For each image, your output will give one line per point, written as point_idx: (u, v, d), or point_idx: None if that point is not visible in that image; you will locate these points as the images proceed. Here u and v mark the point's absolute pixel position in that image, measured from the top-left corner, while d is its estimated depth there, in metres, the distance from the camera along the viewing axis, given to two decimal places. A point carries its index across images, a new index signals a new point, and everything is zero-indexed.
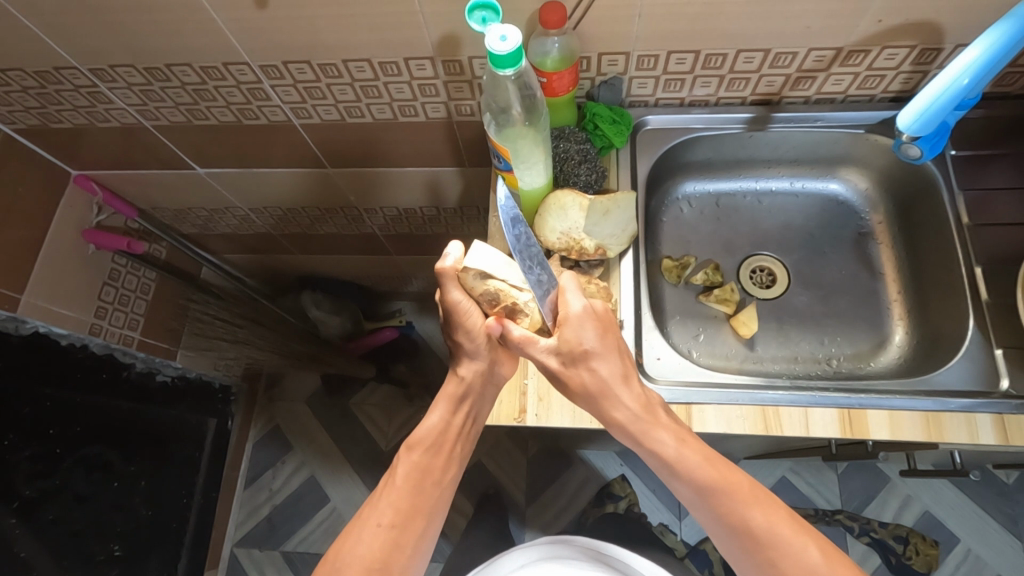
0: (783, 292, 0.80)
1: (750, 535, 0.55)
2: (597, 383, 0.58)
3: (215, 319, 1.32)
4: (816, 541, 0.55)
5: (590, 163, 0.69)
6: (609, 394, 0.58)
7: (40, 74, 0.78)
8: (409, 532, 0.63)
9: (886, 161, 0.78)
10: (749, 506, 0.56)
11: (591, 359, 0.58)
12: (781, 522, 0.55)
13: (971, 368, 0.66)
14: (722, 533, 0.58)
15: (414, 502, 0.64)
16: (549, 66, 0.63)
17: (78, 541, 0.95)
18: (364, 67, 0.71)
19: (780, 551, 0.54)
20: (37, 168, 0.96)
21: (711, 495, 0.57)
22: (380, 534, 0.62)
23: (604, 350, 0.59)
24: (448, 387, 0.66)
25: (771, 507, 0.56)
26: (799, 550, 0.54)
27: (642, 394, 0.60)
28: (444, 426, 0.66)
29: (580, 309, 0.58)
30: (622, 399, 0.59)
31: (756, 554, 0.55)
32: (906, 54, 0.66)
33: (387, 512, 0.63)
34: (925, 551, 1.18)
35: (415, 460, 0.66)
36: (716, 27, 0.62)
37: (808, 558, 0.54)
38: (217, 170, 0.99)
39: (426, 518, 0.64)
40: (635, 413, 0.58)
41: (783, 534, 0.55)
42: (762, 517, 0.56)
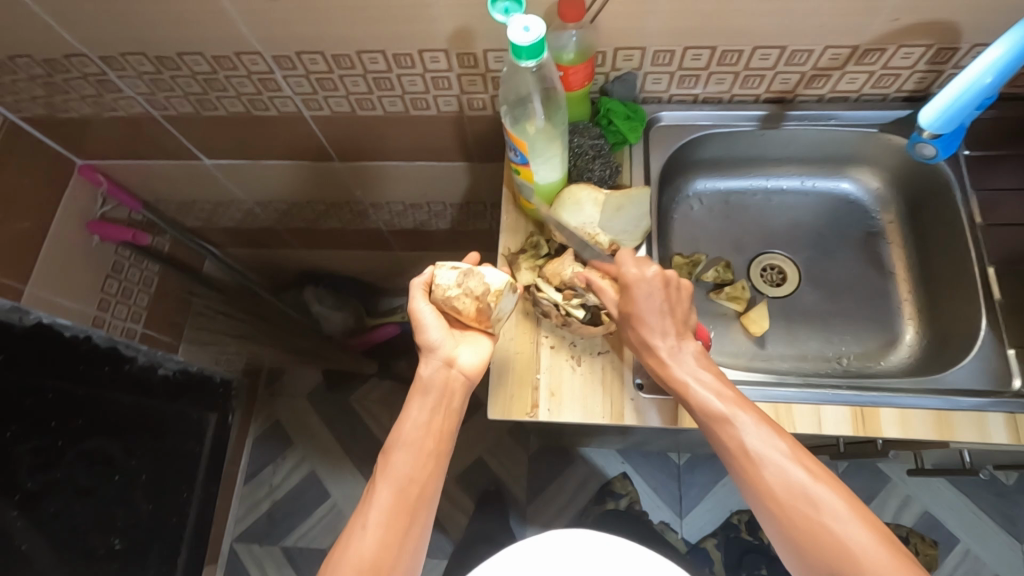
0: (793, 290, 0.80)
1: (747, 457, 0.55)
2: (641, 338, 0.60)
3: (217, 313, 1.36)
4: (811, 469, 0.54)
5: (604, 158, 0.68)
6: (648, 340, 0.60)
7: (48, 62, 0.77)
8: (397, 530, 0.57)
9: (897, 161, 0.78)
10: (754, 430, 0.55)
11: (643, 321, 0.59)
12: (779, 447, 0.55)
13: (982, 367, 0.66)
14: (720, 454, 0.57)
15: (399, 501, 0.58)
16: (567, 60, 0.62)
17: (79, 534, 0.94)
18: (377, 59, 0.71)
19: (772, 471, 0.54)
20: (42, 158, 0.95)
21: (714, 419, 0.56)
22: (368, 534, 0.56)
23: (660, 314, 0.59)
24: (416, 384, 0.63)
25: (773, 434, 0.55)
26: (791, 472, 0.54)
27: (682, 342, 0.60)
28: (421, 424, 0.61)
29: (646, 275, 0.59)
30: (656, 331, 0.59)
31: (748, 475, 0.55)
32: (922, 53, 0.66)
33: (372, 513, 0.57)
34: (923, 551, 1.16)
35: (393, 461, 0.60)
36: (733, 24, 0.62)
37: (798, 481, 0.53)
38: (224, 162, 0.98)
39: (413, 515, 0.58)
40: (664, 344, 0.59)
41: (779, 460, 0.54)
42: (759, 441, 0.55)
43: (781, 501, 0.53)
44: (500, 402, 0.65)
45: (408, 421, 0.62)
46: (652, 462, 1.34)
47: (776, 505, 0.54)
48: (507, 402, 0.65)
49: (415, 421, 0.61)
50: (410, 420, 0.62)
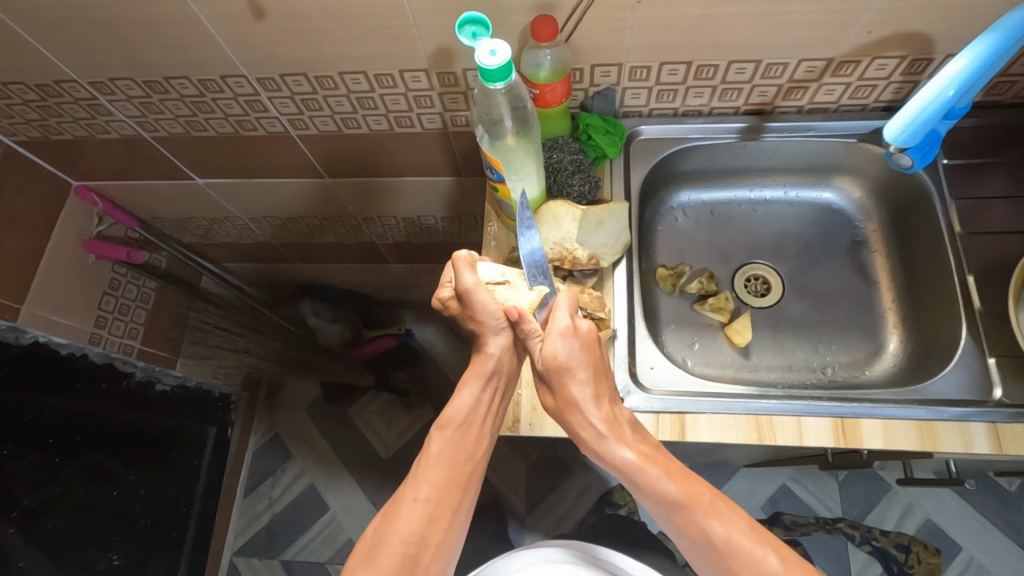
0: (778, 300, 0.81)
1: (710, 547, 0.53)
2: (567, 399, 0.59)
3: (214, 327, 1.35)
4: (776, 550, 0.52)
5: (583, 173, 0.69)
6: (573, 411, 0.59)
7: (41, 87, 0.79)
8: (446, 505, 0.58)
9: (878, 169, 0.78)
10: (709, 516, 0.54)
11: (564, 378, 0.59)
12: (742, 532, 0.53)
13: (965, 376, 0.66)
14: (685, 544, 0.55)
15: (451, 477, 0.59)
16: (542, 78, 0.63)
17: (76, 550, 0.95)
18: (360, 79, 0.72)
19: (739, 559, 0.52)
20: (38, 179, 0.96)
21: (673, 508, 0.55)
22: (418, 509, 0.56)
23: (580, 364, 0.59)
24: (479, 364, 0.61)
25: (733, 515, 0.54)
26: (758, 558, 0.52)
27: (611, 410, 0.60)
28: (478, 402, 0.61)
29: (564, 327, 0.59)
30: (589, 415, 0.58)
31: (717, 564, 0.53)
32: (897, 64, 0.66)
33: (423, 487, 0.58)
34: (926, 559, 1.13)
35: (449, 438, 0.60)
36: (706, 39, 0.62)
37: (770, 567, 0.51)
38: (217, 180, 0.99)
39: (464, 491, 0.59)
40: (600, 428, 0.58)
41: (744, 544, 0.52)
42: (721, 526, 0.53)
43: None
44: None
45: (463, 398, 0.60)
46: None
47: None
48: None
49: (474, 399, 0.60)
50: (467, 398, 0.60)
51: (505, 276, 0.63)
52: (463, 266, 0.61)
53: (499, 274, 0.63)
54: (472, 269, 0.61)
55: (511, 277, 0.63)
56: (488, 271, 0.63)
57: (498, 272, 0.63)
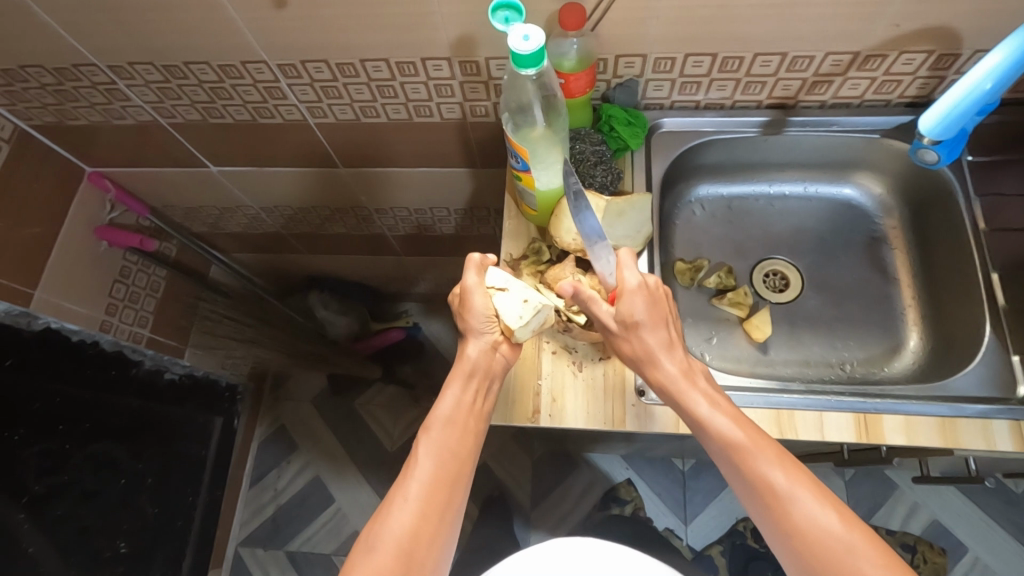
0: (797, 296, 0.80)
1: (769, 495, 0.52)
2: (641, 344, 0.58)
3: (223, 317, 1.35)
4: (835, 507, 0.50)
5: (606, 164, 0.69)
6: (652, 357, 0.58)
7: (58, 71, 0.78)
8: (436, 503, 0.56)
9: (899, 166, 0.78)
10: (771, 464, 0.52)
11: (637, 324, 0.58)
12: (803, 485, 0.51)
13: (986, 373, 0.65)
14: (741, 492, 0.54)
15: (439, 475, 0.57)
16: (567, 67, 0.62)
17: (85, 538, 0.95)
18: (381, 67, 0.72)
19: (799, 512, 0.50)
20: (51, 165, 0.96)
21: (735, 454, 0.53)
22: (408, 508, 0.55)
23: (655, 320, 0.58)
24: (459, 365, 0.61)
25: (796, 470, 0.52)
26: (817, 513, 0.50)
27: (684, 360, 0.58)
28: (462, 402, 0.60)
29: (636, 283, 0.58)
30: (663, 363, 0.57)
31: (772, 513, 0.52)
32: (923, 59, 0.66)
33: (412, 486, 0.56)
34: (931, 559, 1.16)
35: (436, 436, 0.59)
36: (733, 31, 0.62)
37: (826, 521, 0.50)
38: (231, 168, 0.99)
39: (453, 488, 0.57)
40: (673, 376, 0.57)
41: (803, 496, 0.51)
42: (783, 476, 0.52)
43: (809, 543, 0.50)
44: (501, 408, 0.65)
45: (447, 399, 0.60)
46: (656, 469, 1.33)
47: (806, 550, 0.50)
48: (509, 407, 0.65)
49: (456, 399, 0.60)
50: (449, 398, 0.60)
51: (508, 284, 0.62)
52: (470, 267, 0.61)
53: (503, 281, 0.62)
54: (479, 273, 0.62)
55: (512, 289, 0.62)
56: (492, 275, 0.63)
57: (501, 280, 0.62)
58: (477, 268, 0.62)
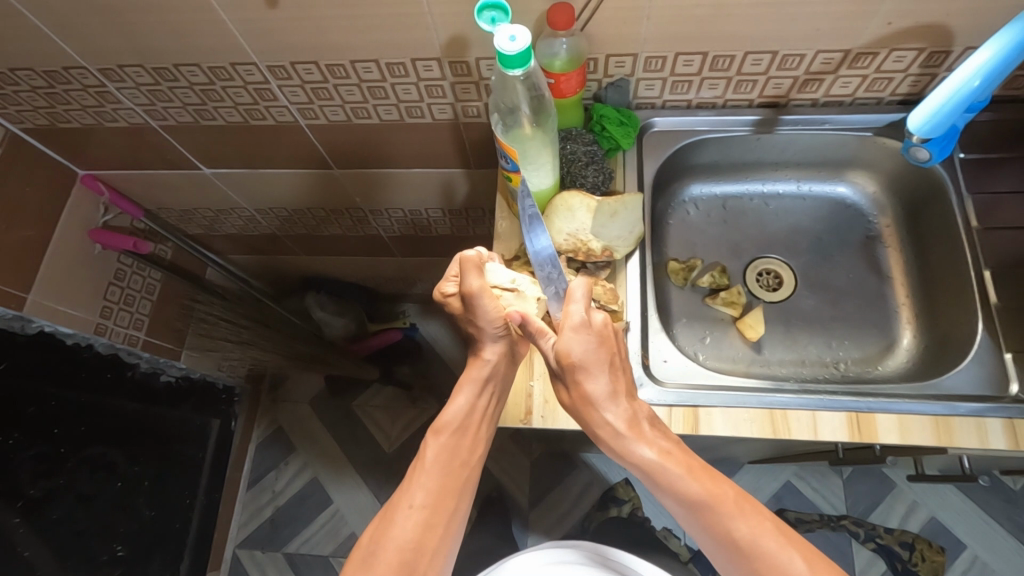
0: (791, 295, 0.80)
1: (735, 547, 0.54)
2: (583, 396, 0.58)
3: (219, 320, 1.33)
4: (798, 550, 0.53)
5: (597, 164, 0.69)
6: (596, 408, 0.58)
7: (49, 74, 0.78)
8: (441, 510, 0.60)
9: (893, 164, 0.78)
10: (733, 516, 0.55)
11: (580, 375, 0.58)
12: (765, 532, 0.54)
13: (980, 372, 0.65)
14: (708, 543, 0.57)
15: (445, 484, 0.61)
16: (557, 67, 0.62)
17: (81, 541, 0.95)
18: (371, 68, 0.72)
19: (765, 560, 0.53)
20: (44, 168, 0.96)
21: (698, 508, 0.56)
22: (413, 516, 0.59)
23: (597, 363, 0.58)
24: (472, 367, 0.63)
25: (756, 516, 0.55)
26: (782, 559, 0.53)
27: (630, 410, 0.59)
28: (472, 409, 0.62)
29: (579, 320, 0.58)
30: (607, 413, 0.58)
31: (741, 563, 0.54)
32: (914, 56, 0.65)
33: (419, 494, 0.60)
34: (930, 557, 1.14)
35: (444, 444, 0.62)
36: (723, 29, 0.62)
37: (793, 566, 0.52)
38: (224, 170, 0.99)
39: (458, 496, 0.62)
40: (619, 427, 0.58)
41: (767, 544, 0.54)
42: (744, 527, 0.54)
43: None
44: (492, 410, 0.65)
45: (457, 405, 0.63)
46: None
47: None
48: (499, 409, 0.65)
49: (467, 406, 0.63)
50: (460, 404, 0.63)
51: (513, 281, 0.63)
52: (470, 269, 0.59)
53: (509, 280, 0.63)
54: (479, 273, 0.59)
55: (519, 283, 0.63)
56: (496, 274, 0.63)
57: (507, 278, 0.63)
58: (477, 266, 0.59)
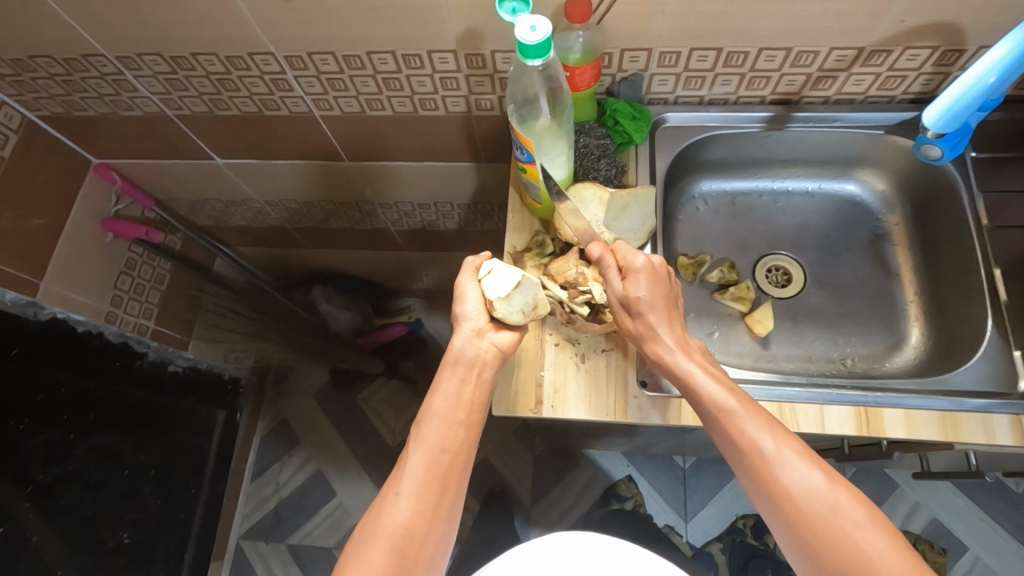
0: (799, 291, 0.81)
1: (758, 459, 0.53)
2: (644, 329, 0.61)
3: (227, 311, 1.37)
4: (821, 467, 0.52)
5: (609, 158, 0.69)
6: (654, 335, 0.60)
7: (67, 62, 0.79)
8: (428, 496, 0.57)
9: (903, 162, 0.78)
10: (760, 429, 0.54)
11: (639, 308, 0.60)
12: (789, 447, 0.53)
13: (988, 368, 0.66)
14: (732, 458, 0.55)
15: (431, 469, 0.58)
16: (573, 60, 0.63)
17: (89, 527, 0.95)
18: (387, 60, 0.72)
19: (782, 471, 0.52)
20: (59, 156, 0.96)
21: (726, 417, 0.55)
22: (401, 502, 0.56)
23: (656, 301, 0.60)
24: (447, 356, 0.63)
25: (784, 435, 0.54)
26: (804, 473, 0.52)
27: (681, 334, 0.61)
28: (450, 396, 0.61)
29: (641, 263, 0.61)
30: (665, 338, 0.60)
31: (762, 479, 0.53)
32: (928, 55, 0.66)
33: (405, 481, 0.57)
34: (932, 559, 1.14)
35: (429, 432, 0.59)
36: (739, 25, 0.62)
37: (811, 481, 0.51)
38: (236, 161, 0.99)
39: (446, 483, 0.58)
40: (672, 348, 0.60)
41: (790, 458, 0.52)
42: (771, 441, 0.53)
43: (797, 505, 0.51)
44: (504, 399, 0.65)
45: (438, 395, 0.62)
46: (657, 465, 1.33)
47: (787, 506, 0.52)
48: (511, 398, 0.65)
49: (445, 394, 0.61)
50: (440, 393, 0.62)
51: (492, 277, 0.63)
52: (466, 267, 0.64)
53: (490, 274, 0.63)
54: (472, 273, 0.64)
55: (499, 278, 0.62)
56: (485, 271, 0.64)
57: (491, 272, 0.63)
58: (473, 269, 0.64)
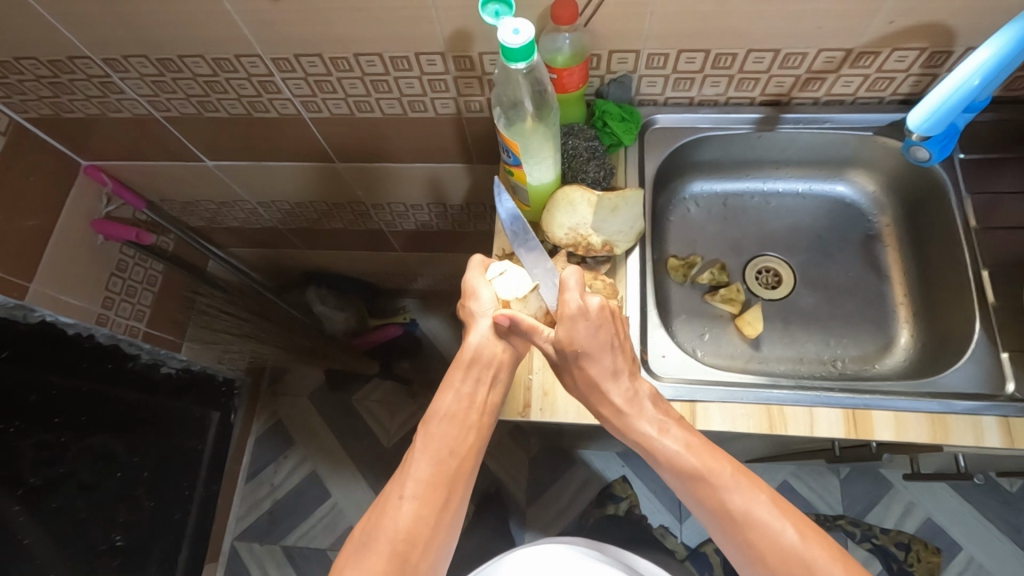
0: (789, 293, 0.80)
1: (729, 518, 0.54)
2: (587, 380, 0.58)
3: (220, 312, 1.34)
4: (791, 520, 0.54)
5: (599, 159, 0.69)
6: (601, 390, 0.58)
7: (54, 64, 0.78)
8: (433, 501, 0.56)
9: (894, 163, 0.78)
10: (728, 489, 0.55)
11: (581, 359, 0.57)
12: (760, 504, 0.54)
13: (977, 370, 0.66)
14: (704, 516, 0.56)
15: (437, 474, 0.57)
16: (560, 63, 0.63)
17: (81, 530, 0.95)
18: (375, 62, 0.72)
19: (757, 531, 0.53)
20: (48, 158, 0.96)
21: (693, 482, 0.56)
22: (405, 506, 0.56)
23: (600, 348, 0.57)
24: (463, 354, 0.61)
25: (751, 490, 0.55)
26: (775, 530, 0.53)
27: (630, 386, 0.59)
28: (460, 397, 0.60)
29: (575, 309, 0.55)
30: (610, 393, 0.58)
31: (735, 536, 0.55)
32: (916, 56, 0.66)
33: (409, 485, 0.56)
34: (926, 559, 1.15)
35: (437, 435, 0.58)
36: (726, 26, 0.62)
37: (784, 536, 0.53)
38: (227, 163, 0.99)
39: (451, 487, 0.57)
40: (625, 404, 0.58)
41: (759, 516, 0.54)
42: (739, 500, 0.54)
43: (772, 563, 0.52)
44: None
45: (448, 393, 0.60)
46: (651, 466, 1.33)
47: (766, 566, 0.53)
48: None
49: (456, 394, 0.60)
50: (450, 392, 0.60)
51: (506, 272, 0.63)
52: (473, 266, 0.64)
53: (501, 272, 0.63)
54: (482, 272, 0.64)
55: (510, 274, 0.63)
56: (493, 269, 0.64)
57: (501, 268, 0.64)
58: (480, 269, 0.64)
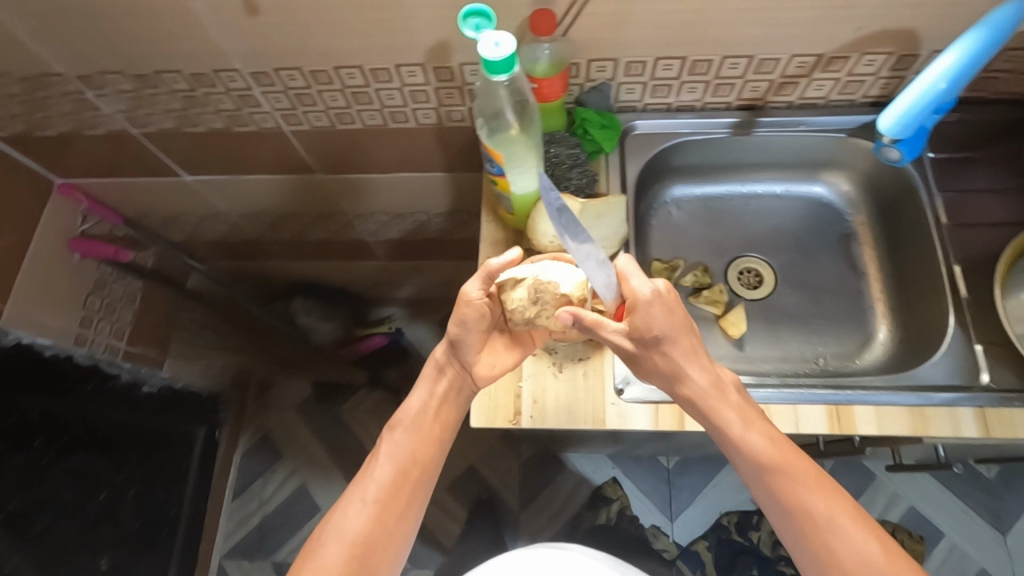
0: (771, 293, 0.82)
1: (809, 520, 0.56)
2: (670, 367, 0.59)
3: (201, 325, 1.39)
4: (870, 532, 0.56)
5: (580, 167, 0.70)
6: (681, 377, 0.59)
7: (26, 81, 0.77)
8: (393, 507, 0.63)
9: (868, 163, 0.80)
10: (812, 492, 0.57)
11: (660, 343, 0.58)
12: (842, 513, 0.57)
13: (954, 362, 0.68)
14: (776, 511, 0.58)
15: (398, 480, 0.64)
16: (540, 72, 0.64)
17: (64, 555, 0.93)
18: (355, 74, 0.72)
19: (839, 538, 0.56)
20: (22, 176, 0.94)
21: (774, 475, 0.57)
22: (366, 509, 0.62)
23: (675, 329, 0.58)
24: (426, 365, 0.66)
25: (833, 496, 0.57)
26: (859, 542, 0.55)
27: (715, 372, 0.60)
28: (424, 407, 0.66)
29: (649, 294, 0.57)
30: (694, 377, 0.59)
31: (812, 539, 0.57)
32: (884, 60, 0.68)
33: (372, 489, 0.63)
34: (910, 546, 1.16)
35: (402, 442, 0.65)
36: (701, 34, 0.63)
37: (864, 550, 0.55)
38: (206, 177, 0.98)
39: (411, 495, 0.64)
40: (705, 388, 0.59)
41: (842, 524, 0.56)
42: (822, 505, 0.56)
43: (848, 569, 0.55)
44: (482, 410, 0.66)
45: (414, 400, 0.66)
46: (641, 467, 1.34)
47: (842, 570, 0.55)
48: (491, 409, 0.66)
49: (422, 400, 0.66)
50: (417, 399, 0.66)
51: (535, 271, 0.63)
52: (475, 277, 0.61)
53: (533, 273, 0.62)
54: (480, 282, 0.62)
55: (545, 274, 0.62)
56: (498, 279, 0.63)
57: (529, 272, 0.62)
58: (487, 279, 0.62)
